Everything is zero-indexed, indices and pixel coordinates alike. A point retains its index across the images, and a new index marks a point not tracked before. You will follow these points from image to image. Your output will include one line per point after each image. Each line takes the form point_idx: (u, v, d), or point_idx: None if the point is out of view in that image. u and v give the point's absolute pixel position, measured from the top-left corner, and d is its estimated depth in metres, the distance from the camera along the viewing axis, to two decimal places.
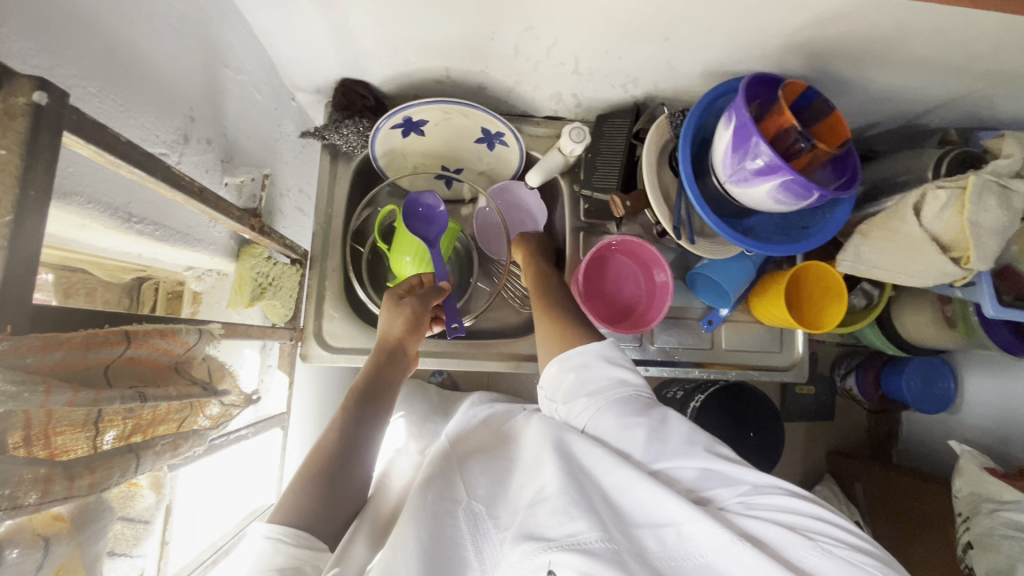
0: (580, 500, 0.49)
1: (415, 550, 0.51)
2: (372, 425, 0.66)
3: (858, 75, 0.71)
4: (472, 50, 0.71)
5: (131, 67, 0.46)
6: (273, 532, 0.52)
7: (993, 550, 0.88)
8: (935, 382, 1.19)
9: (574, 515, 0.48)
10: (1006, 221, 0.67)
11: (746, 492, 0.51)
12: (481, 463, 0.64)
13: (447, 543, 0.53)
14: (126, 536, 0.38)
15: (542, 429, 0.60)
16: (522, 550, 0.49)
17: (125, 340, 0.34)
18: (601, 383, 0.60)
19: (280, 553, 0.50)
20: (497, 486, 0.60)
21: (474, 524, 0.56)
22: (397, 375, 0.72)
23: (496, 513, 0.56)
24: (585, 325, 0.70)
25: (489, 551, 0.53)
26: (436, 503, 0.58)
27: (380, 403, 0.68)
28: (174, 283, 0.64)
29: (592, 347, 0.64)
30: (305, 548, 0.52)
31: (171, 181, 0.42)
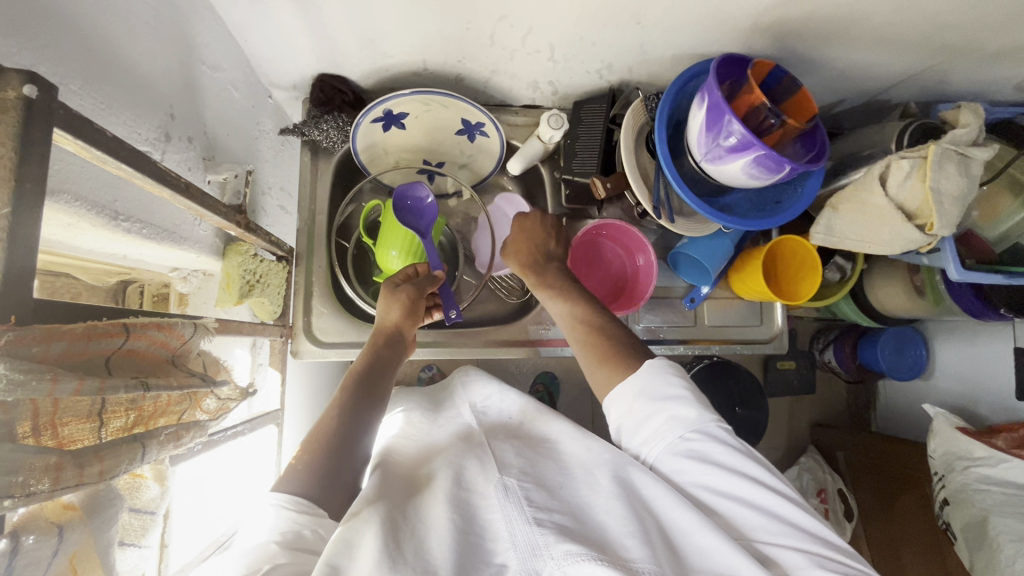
0: (637, 530, 0.52)
1: (447, 529, 0.53)
2: (372, 412, 0.66)
3: (824, 53, 0.73)
4: (449, 41, 0.72)
5: (111, 66, 0.46)
6: (283, 500, 0.54)
7: (968, 503, 0.93)
8: (909, 349, 1.25)
9: (632, 545, 0.51)
10: (966, 187, 0.70)
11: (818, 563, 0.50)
12: (516, 449, 0.66)
13: (477, 526, 0.55)
14: (134, 528, 0.38)
15: (603, 450, 0.63)
16: (565, 550, 0.50)
17: (124, 332, 0.34)
18: (653, 426, 0.59)
19: (286, 518, 0.52)
20: (532, 472, 0.61)
21: (506, 498, 0.56)
22: (396, 361, 0.74)
23: (530, 495, 0.56)
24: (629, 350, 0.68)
25: (519, 526, 0.53)
26: (465, 488, 0.59)
27: (378, 389, 0.68)
28: (159, 285, 0.64)
29: (631, 384, 0.62)
30: (305, 514, 0.54)
31: (158, 177, 0.42)
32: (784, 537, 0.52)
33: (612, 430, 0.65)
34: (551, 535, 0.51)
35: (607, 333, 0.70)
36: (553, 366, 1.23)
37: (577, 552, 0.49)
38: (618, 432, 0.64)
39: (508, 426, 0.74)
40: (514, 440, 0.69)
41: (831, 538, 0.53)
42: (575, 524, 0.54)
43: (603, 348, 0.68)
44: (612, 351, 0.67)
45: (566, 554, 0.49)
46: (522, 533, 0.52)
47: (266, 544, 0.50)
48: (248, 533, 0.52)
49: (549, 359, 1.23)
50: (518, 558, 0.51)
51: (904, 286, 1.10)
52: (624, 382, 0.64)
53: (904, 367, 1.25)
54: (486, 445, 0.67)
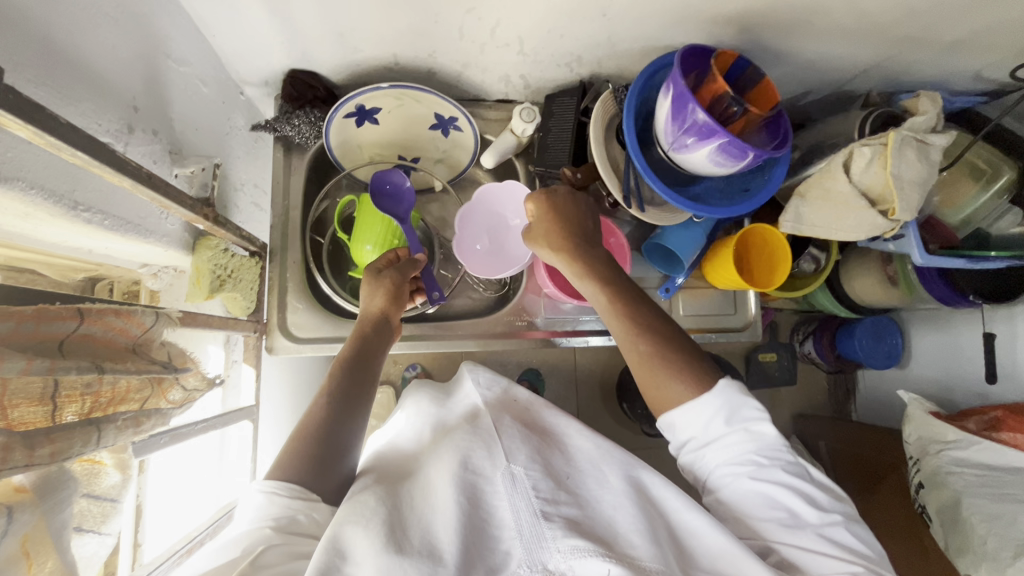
0: (643, 528, 0.55)
1: (455, 513, 0.54)
2: (355, 403, 0.66)
3: (786, 44, 0.75)
4: (418, 34, 0.72)
5: (70, 57, 0.46)
6: (268, 486, 0.57)
7: (942, 486, 0.94)
8: (885, 338, 1.28)
9: (639, 541, 0.53)
10: (925, 173, 0.73)
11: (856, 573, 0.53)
12: (522, 435, 0.65)
13: (484, 515, 0.55)
14: (93, 515, 0.37)
15: (613, 453, 0.65)
16: (571, 544, 0.51)
17: (78, 316, 0.34)
18: (721, 437, 0.61)
19: (278, 504, 0.55)
20: (540, 460, 0.61)
21: (512, 489, 0.57)
22: (382, 347, 0.74)
23: (537, 486, 0.57)
24: (690, 367, 0.63)
25: (524, 516, 0.54)
26: (472, 473, 0.59)
27: (367, 378, 0.69)
28: (128, 282, 0.64)
29: (713, 403, 0.61)
30: (297, 499, 0.56)
31: (117, 166, 0.43)
32: (819, 545, 0.55)
33: (673, 440, 0.64)
34: (559, 529, 0.52)
35: (673, 342, 0.65)
36: (536, 363, 1.24)
37: (584, 547, 0.50)
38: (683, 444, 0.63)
39: (510, 402, 0.74)
40: (521, 426, 0.68)
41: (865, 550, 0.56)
42: (585, 519, 0.55)
43: (674, 361, 0.64)
44: (683, 366, 0.63)
45: (573, 549, 0.50)
46: (530, 527, 0.53)
47: (258, 530, 0.54)
48: (236, 519, 0.55)
49: (532, 355, 1.24)
50: (525, 549, 0.52)
51: (878, 276, 1.13)
52: (698, 399, 0.61)
53: (881, 357, 1.28)
54: (493, 431, 0.65)
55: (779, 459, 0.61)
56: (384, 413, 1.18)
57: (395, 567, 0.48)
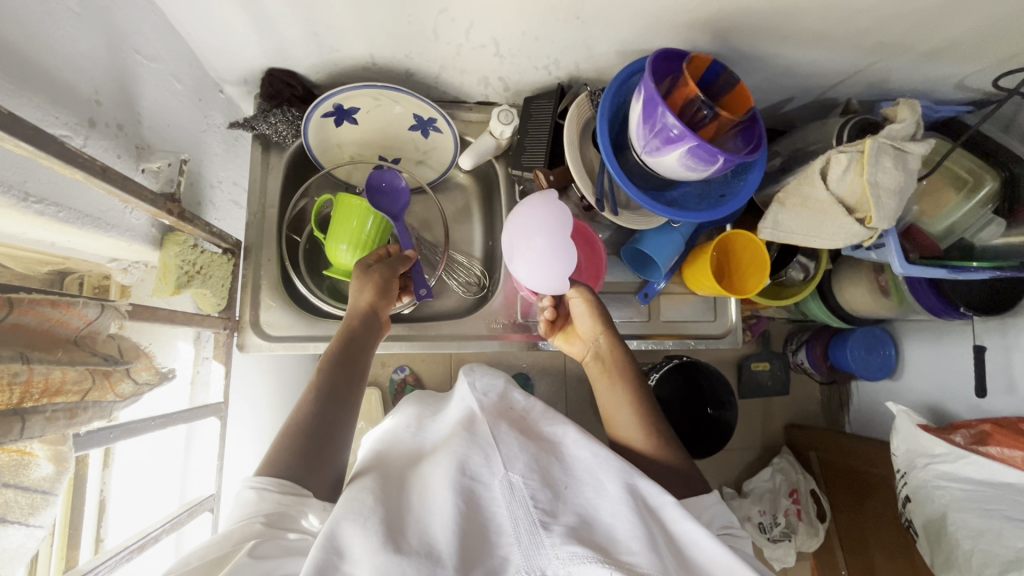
0: (643, 535, 0.53)
1: (452, 514, 0.54)
2: (344, 404, 0.66)
3: (762, 50, 0.75)
4: (393, 35, 0.72)
5: (26, 49, 0.46)
6: (256, 483, 0.57)
7: (929, 500, 0.93)
8: (878, 350, 1.26)
9: (637, 549, 0.52)
10: (903, 180, 0.72)
11: None
12: (520, 440, 0.65)
13: (480, 522, 0.55)
14: (21, 506, 0.36)
15: (609, 456, 0.62)
16: (570, 551, 0.51)
17: (8, 306, 0.35)
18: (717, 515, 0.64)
19: (269, 500, 0.55)
20: (537, 469, 0.61)
21: (511, 498, 0.56)
22: (373, 340, 0.75)
23: (536, 495, 0.57)
24: (685, 466, 0.69)
25: (523, 524, 0.54)
26: (469, 478, 0.58)
27: (355, 368, 0.70)
28: (99, 277, 0.63)
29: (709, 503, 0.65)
30: (288, 495, 0.57)
31: (67, 158, 0.43)
32: None
33: None
34: (557, 536, 0.52)
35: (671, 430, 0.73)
36: (523, 367, 1.23)
37: (583, 554, 0.50)
38: None
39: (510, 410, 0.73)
40: (518, 433, 0.67)
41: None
42: (582, 525, 0.55)
43: (670, 456, 0.70)
44: (677, 464, 0.69)
45: (572, 555, 0.50)
46: (527, 534, 0.53)
47: (249, 524, 0.53)
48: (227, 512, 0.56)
49: (518, 359, 1.23)
50: (522, 555, 0.52)
51: (869, 286, 1.12)
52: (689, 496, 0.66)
53: (872, 368, 1.26)
54: (491, 439, 0.63)
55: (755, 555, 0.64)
56: (371, 415, 1.18)
57: (392, 565, 0.48)
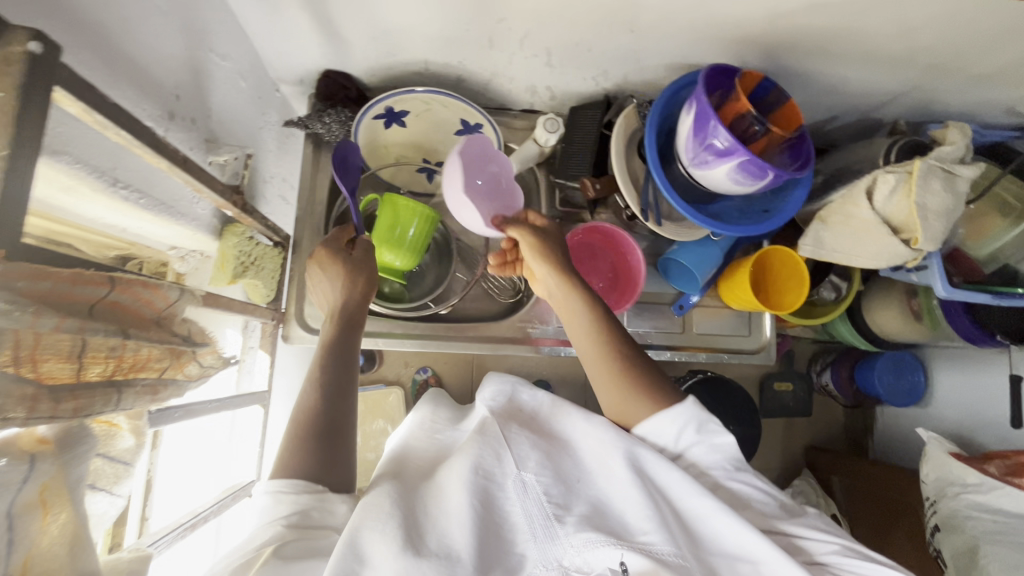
0: (654, 515, 0.54)
1: (469, 517, 0.55)
2: (344, 404, 0.67)
3: (812, 68, 0.76)
4: (450, 42, 0.74)
5: (123, 42, 0.48)
6: (272, 487, 0.58)
7: (958, 530, 0.90)
8: (906, 375, 1.24)
9: (650, 530, 0.54)
10: (950, 203, 0.72)
11: (844, 547, 0.56)
12: (530, 436, 0.64)
13: (498, 521, 0.56)
14: (107, 474, 0.37)
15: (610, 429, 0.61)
16: (583, 538, 0.53)
17: (109, 283, 0.35)
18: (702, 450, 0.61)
19: (285, 503, 0.56)
20: (549, 464, 0.61)
21: (524, 496, 0.58)
22: (357, 339, 0.74)
23: (548, 491, 0.58)
24: (660, 388, 0.63)
25: (537, 521, 0.55)
26: (484, 478, 0.59)
27: (349, 367, 0.70)
28: (158, 263, 0.61)
29: (680, 415, 0.61)
30: (303, 494, 0.57)
31: (156, 148, 0.45)
32: (813, 532, 0.57)
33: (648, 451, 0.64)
34: (572, 526, 0.55)
35: (644, 358, 0.66)
36: (546, 374, 1.24)
37: (596, 539, 0.53)
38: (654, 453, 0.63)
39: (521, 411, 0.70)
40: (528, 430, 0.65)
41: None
42: (596, 513, 0.57)
43: (644, 383, 0.63)
44: (652, 388, 0.63)
45: (587, 542, 0.53)
46: (542, 529, 0.55)
47: (269, 527, 0.55)
48: (246, 515, 0.58)
49: (542, 366, 1.24)
50: (539, 549, 0.54)
51: (900, 311, 1.11)
52: (664, 415, 0.61)
53: (901, 394, 1.24)
54: (501, 436, 0.63)
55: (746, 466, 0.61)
56: (393, 413, 1.20)
57: (414, 568, 0.49)
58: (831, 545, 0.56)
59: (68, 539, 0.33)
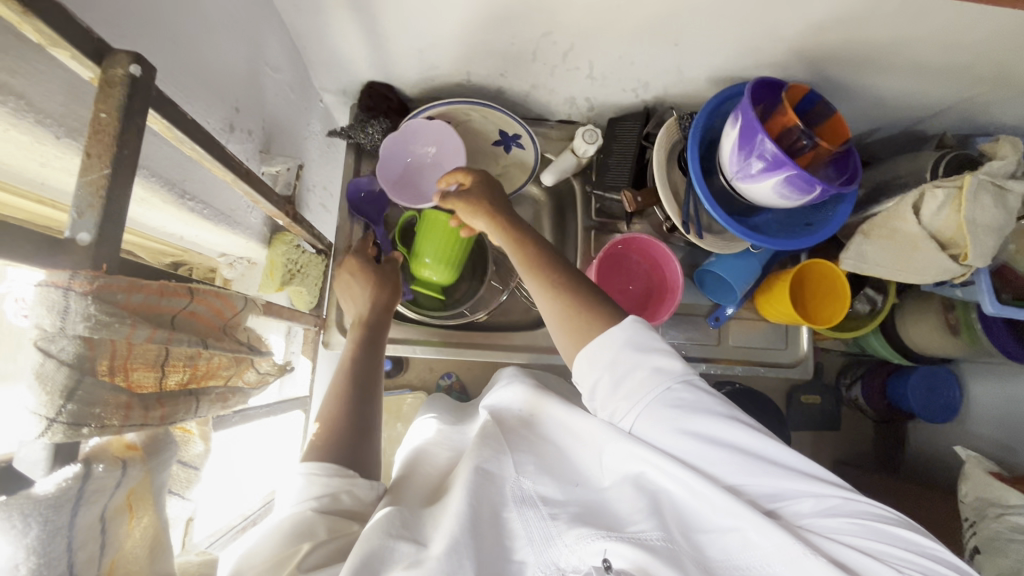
0: (647, 505, 0.51)
1: (463, 514, 0.53)
2: (370, 403, 0.69)
3: (857, 81, 0.75)
4: (494, 55, 0.76)
5: (192, 58, 0.50)
6: (312, 468, 0.59)
7: (1000, 553, 0.88)
8: (942, 390, 1.20)
9: (641, 517, 0.50)
10: (1002, 219, 0.71)
11: (829, 504, 0.49)
12: (530, 445, 0.65)
13: (496, 523, 0.55)
14: (181, 480, 0.39)
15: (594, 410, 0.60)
16: (577, 533, 0.50)
17: (188, 294, 0.37)
18: (638, 380, 0.54)
19: (318, 484, 0.57)
20: (548, 469, 0.60)
21: (522, 505, 0.56)
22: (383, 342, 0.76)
23: (546, 492, 0.57)
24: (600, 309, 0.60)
25: (534, 522, 0.53)
26: (486, 479, 0.58)
27: (374, 370, 0.72)
28: (207, 269, 0.68)
29: (615, 337, 0.56)
30: (336, 476, 0.58)
31: (223, 160, 0.47)
32: (791, 480, 0.49)
33: (586, 393, 0.59)
34: (565, 523, 0.52)
35: (584, 285, 0.62)
36: None
37: (589, 534, 0.50)
38: (597, 395, 0.57)
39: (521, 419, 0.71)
40: (529, 438, 0.66)
41: (898, 534, 0.47)
42: (589, 510, 0.54)
43: (581, 300, 0.60)
44: (591, 304, 0.60)
45: (580, 537, 0.50)
46: (538, 529, 0.53)
47: (299, 511, 0.55)
48: (277, 506, 0.57)
49: None
50: (536, 554, 0.51)
51: (935, 323, 1.09)
52: (603, 335, 0.57)
53: (937, 411, 1.20)
54: (503, 440, 0.65)
55: (699, 386, 0.54)
56: None
57: None
58: (829, 500, 0.49)
59: (149, 541, 0.34)
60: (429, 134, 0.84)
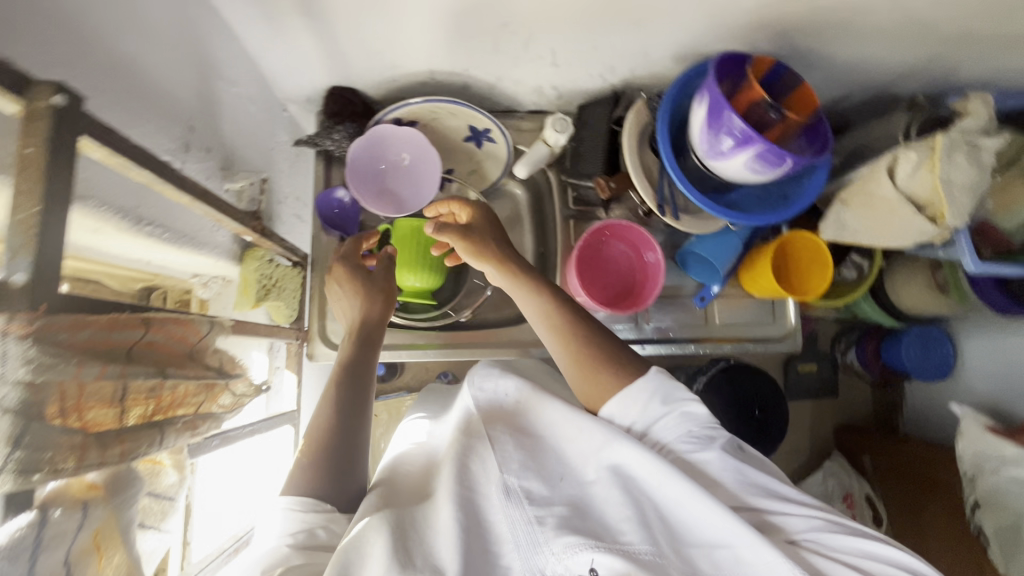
0: (633, 514, 0.53)
1: (452, 527, 0.55)
2: (358, 425, 0.67)
3: (824, 48, 0.74)
4: (454, 50, 0.74)
5: (135, 79, 0.49)
6: (291, 503, 0.59)
7: (1001, 506, 0.89)
8: (935, 349, 1.20)
9: (626, 528, 0.52)
10: (976, 176, 0.70)
11: (821, 526, 0.54)
12: (516, 439, 0.65)
13: (481, 528, 0.57)
14: (152, 513, 0.40)
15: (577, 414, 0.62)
16: (563, 543, 0.52)
17: (144, 325, 0.38)
18: (660, 419, 0.58)
19: (295, 520, 0.57)
20: (532, 466, 0.61)
21: (507, 501, 0.57)
22: (373, 354, 0.74)
23: (530, 491, 0.58)
24: (622, 361, 0.62)
25: (521, 527, 0.55)
26: (467, 486, 0.60)
27: (364, 385, 0.69)
28: (181, 291, 0.57)
29: (644, 385, 0.59)
30: (312, 513, 0.58)
31: (177, 182, 0.46)
32: (788, 507, 0.55)
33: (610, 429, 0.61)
34: (551, 530, 0.54)
35: (603, 334, 0.64)
36: None
37: (575, 543, 0.51)
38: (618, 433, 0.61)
39: (504, 408, 0.70)
40: (513, 431, 0.67)
41: (884, 552, 0.52)
42: (574, 514, 0.55)
43: (604, 354, 0.62)
44: (616, 358, 0.62)
45: (566, 547, 0.52)
46: (524, 536, 0.54)
47: (279, 547, 0.55)
48: (261, 537, 0.57)
49: None
50: (522, 559, 0.53)
51: (926, 285, 1.08)
52: (630, 386, 0.60)
53: (930, 368, 1.21)
54: (485, 439, 0.65)
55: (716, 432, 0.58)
56: None
57: None
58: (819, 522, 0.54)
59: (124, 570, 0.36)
60: (402, 140, 0.82)
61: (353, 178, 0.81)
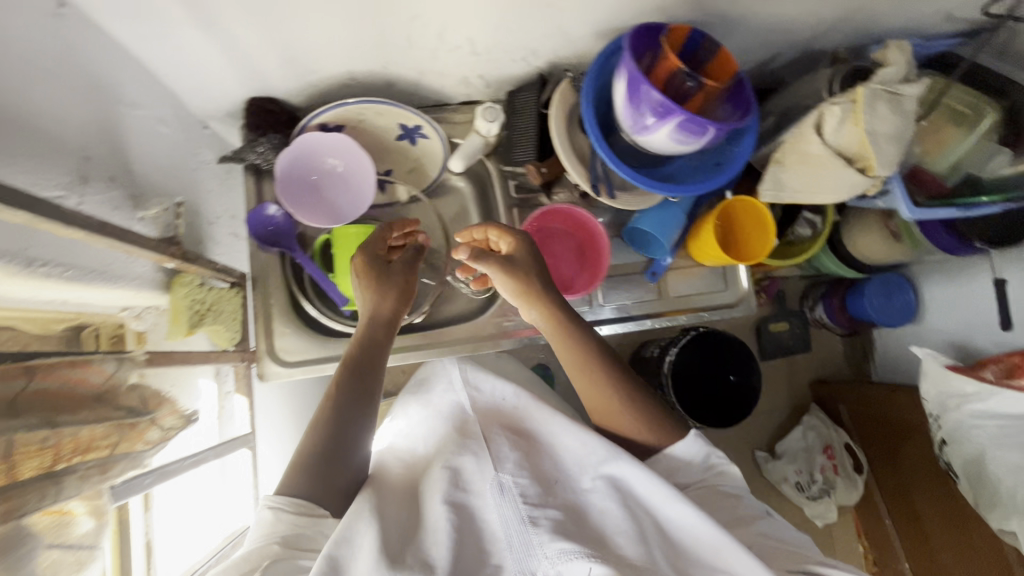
0: (630, 529, 0.56)
1: (444, 530, 0.57)
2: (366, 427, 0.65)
3: (740, 11, 0.73)
4: (367, 49, 0.72)
5: (6, 116, 0.47)
6: (273, 501, 0.58)
7: (963, 441, 0.90)
8: (896, 295, 1.22)
9: (626, 542, 0.55)
10: (899, 124, 0.71)
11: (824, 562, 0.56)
12: (513, 441, 0.69)
13: (470, 519, 0.59)
14: (67, 562, 0.45)
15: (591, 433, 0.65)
16: (559, 548, 0.53)
17: (25, 374, 0.44)
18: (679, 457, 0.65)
19: (285, 521, 0.57)
20: (528, 468, 0.64)
21: (501, 497, 0.60)
22: (387, 345, 0.71)
23: (525, 492, 0.60)
24: (662, 418, 0.67)
25: (513, 526, 0.57)
26: (462, 488, 0.62)
27: (371, 388, 0.67)
28: (114, 325, 0.60)
29: (686, 444, 0.65)
30: (303, 515, 0.58)
31: (64, 219, 0.44)
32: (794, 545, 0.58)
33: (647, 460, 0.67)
34: (545, 534, 0.55)
35: (636, 384, 0.69)
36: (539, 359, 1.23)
37: (569, 551, 0.53)
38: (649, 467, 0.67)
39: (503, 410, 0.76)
40: (510, 434, 0.71)
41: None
42: (567, 519, 0.57)
43: (647, 413, 0.67)
44: (656, 417, 0.67)
45: (560, 553, 0.53)
46: (518, 536, 0.56)
47: (267, 544, 0.55)
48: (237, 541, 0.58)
49: None
50: (513, 559, 0.55)
51: (880, 234, 1.10)
52: (669, 448, 0.65)
53: (895, 314, 1.22)
54: (483, 440, 0.68)
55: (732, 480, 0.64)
56: None
57: None
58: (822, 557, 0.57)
59: None
60: (342, 151, 0.82)
61: (285, 189, 0.80)
